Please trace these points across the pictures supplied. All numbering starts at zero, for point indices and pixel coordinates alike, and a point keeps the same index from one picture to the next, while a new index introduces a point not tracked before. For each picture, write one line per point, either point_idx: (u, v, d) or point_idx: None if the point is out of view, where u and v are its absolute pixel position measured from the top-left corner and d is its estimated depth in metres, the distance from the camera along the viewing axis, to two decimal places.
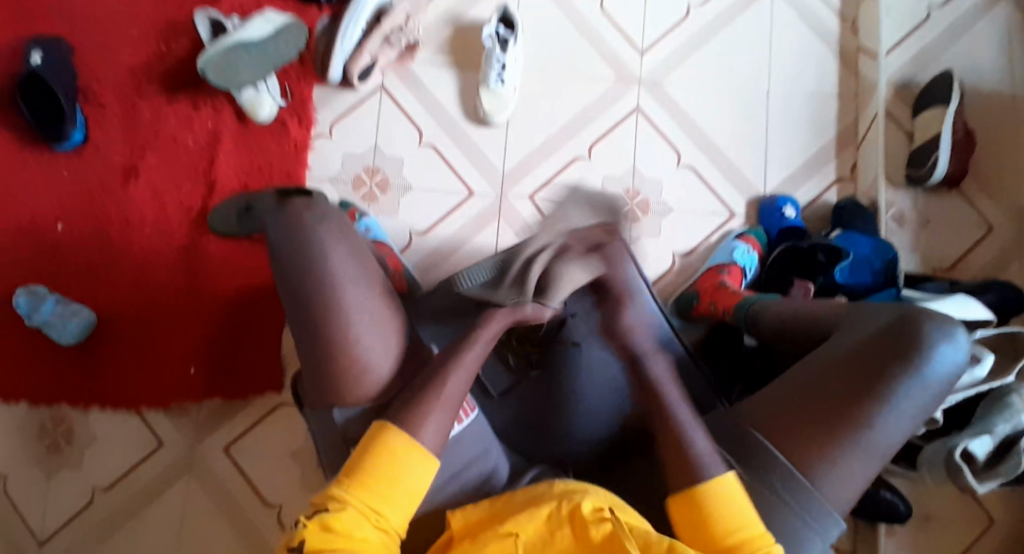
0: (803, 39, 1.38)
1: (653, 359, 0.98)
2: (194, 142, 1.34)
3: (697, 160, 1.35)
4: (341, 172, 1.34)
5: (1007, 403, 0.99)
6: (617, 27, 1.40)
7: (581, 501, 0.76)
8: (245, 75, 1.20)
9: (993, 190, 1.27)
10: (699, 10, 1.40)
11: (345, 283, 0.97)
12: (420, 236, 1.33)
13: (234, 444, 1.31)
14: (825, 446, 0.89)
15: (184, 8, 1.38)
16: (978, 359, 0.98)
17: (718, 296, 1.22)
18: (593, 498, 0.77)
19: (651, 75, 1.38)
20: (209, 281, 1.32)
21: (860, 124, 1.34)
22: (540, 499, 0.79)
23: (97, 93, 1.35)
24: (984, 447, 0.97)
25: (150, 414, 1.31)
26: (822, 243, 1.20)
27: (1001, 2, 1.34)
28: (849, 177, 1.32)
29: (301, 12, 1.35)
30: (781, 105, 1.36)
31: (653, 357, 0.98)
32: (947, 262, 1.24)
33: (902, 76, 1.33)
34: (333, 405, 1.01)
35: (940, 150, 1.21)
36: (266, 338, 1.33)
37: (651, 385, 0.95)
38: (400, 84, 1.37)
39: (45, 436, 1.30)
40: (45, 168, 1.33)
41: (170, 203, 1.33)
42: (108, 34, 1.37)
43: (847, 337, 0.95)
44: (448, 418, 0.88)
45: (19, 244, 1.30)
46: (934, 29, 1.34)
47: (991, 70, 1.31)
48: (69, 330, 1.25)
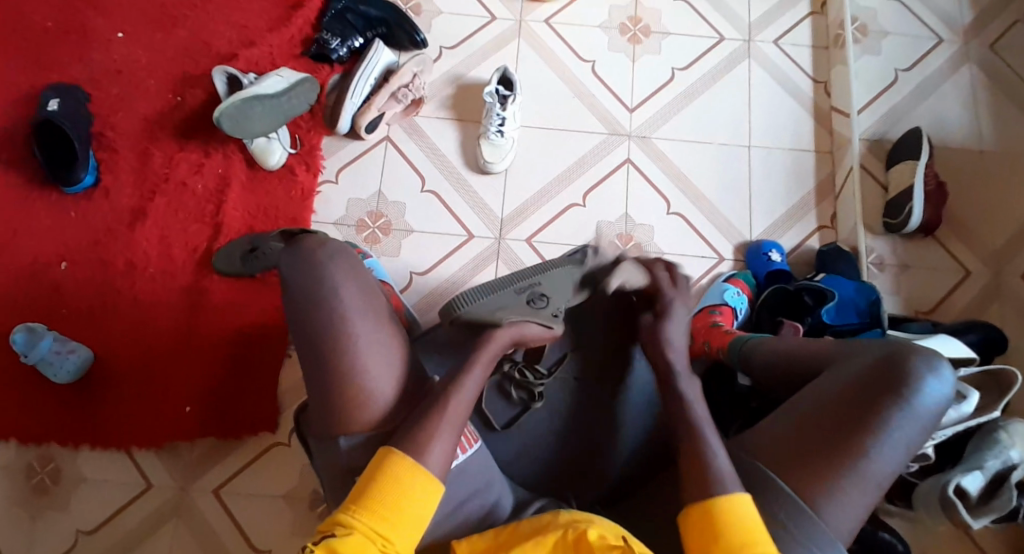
0: (779, 99, 1.46)
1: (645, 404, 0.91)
2: (203, 186, 1.39)
3: (686, 210, 1.40)
4: (346, 215, 1.39)
5: (995, 439, 1.15)
6: (607, 87, 1.46)
7: (587, 528, 0.80)
8: (256, 123, 1.31)
9: (966, 236, 1.37)
10: (683, 73, 1.47)
11: (353, 314, 0.97)
12: (421, 275, 1.35)
13: (221, 487, 1.29)
14: (825, 475, 0.88)
15: (200, 63, 1.45)
16: (965, 396, 1.09)
17: (712, 335, 1.24)
18: (599, 526, 0.82)
19: (640, 129, 1.44)
20: (210, 319, 1.34)
21: (836, 176, 1.42)
22: (546, 527, 0.83)
23: (110, 140, 1.41)
24: (976, 482, 1.12)
25: (140, 454, 1.30)
26: (809, 284, 1.27)
27: (965, 64, 1.46)
28: (829, 225, 1.40)
29: (314, 70, 1.44)
30: (761, 159, 1.43)
31: (676, 381, 0.95)
32: (929, 304, 1.34)
33: (874, 133, 1.42)
34: (338, 433, 0.96)
35: (913, 201, 1.32)
36: (265, 378, 1.33)
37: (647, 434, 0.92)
38: (406, 136, 1.43)
39: (32, 476, 1.29)
40: (55, 210, 1.38)
41: (176, 245, 1.36)
42: (124, 85, 1.44)
43: (835, 374, 0.96)
44: (452, 440, 0.89)
45: (23, 284, 1.34)
46: (903, 89, 1.45)
47: (958, 127, 1.42)
48: (65, 367, 1.27)
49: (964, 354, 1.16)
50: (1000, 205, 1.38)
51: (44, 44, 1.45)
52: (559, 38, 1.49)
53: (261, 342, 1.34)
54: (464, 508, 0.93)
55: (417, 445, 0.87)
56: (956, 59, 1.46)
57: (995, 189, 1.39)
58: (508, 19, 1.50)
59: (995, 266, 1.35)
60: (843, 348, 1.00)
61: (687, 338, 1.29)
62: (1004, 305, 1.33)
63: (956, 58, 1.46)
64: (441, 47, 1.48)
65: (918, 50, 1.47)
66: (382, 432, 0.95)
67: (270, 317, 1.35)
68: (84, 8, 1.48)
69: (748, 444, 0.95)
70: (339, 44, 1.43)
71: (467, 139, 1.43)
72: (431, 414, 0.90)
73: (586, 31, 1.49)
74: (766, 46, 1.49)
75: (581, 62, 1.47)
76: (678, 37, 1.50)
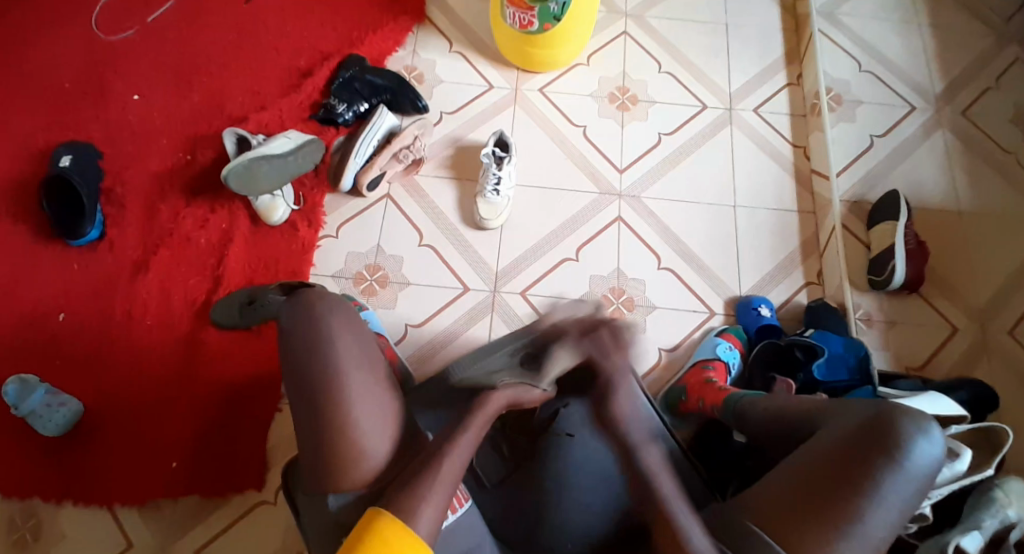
0: (761, 163, 1.53)
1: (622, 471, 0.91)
2: (206, 241, 1.42)
3: (676, 265, 1.44)
4: (344, 269, 1.42)
5: (991, 499, 1.10)
6: (599, 151, 1.53)
7: None
8: (262, 182, 1.35)
9: (949, 293, 1.40)
10: (670, 138, 1.55)
11: (349, 367, 0.97)
12: (416, 327, 1.37)
13: (202, 549, 1.24)
14: (820, 538, 0.87)
15: (211, 125, 1.52)
16: (956, 454, 1.05)
17: (706, 390, 1.23)
18: None
19: (630, 190, 1.50)
20: (203, 371, 1.33)
21: (820, 235, 1.47)
22: None
23: (117, 196, 1.45)
24: (976, 542, 1.05)
25: (123, 511, 1.25)
26: (799, 340, 1.28)
27: (938, 131, 1.54)
28: (816, 282, 1.44)
29: (320, 132, 1.51)
30: (746, 218, 1.48)
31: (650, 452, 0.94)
32: (918, 360, 1.35)
33: (854, 195, 1.48)
34: (327, 491, 0.95)
35: (895, 258, 1.35)
36: (251, 434, 1.30)
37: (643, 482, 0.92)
38: (406, 195, 1.48)
39: (12, 531, 1.24)
40: (58, 261, 1.40)
41: (175, 296, 1.38)
42: (136, 143, 1.50)
43: (827, 433, 0.95)
44: (443, 503, 0.89)
45: (21, 334, 1.34)
46: (879, 154, 1.52)
47: (934, 190, 1.48)
48: (54, 420, 1.25)
49: (954, 412, 1.12)
50: (980, 264, 1.42)
51: (63, 105, 1.53)
52: (553, 104, 1.57)
53: (254, 393, 1.33)
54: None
55: (406, 504, 0.88)
56: (928, 126, 1.55)
57: (974, 248, 1.43)
58: (504, 87, 1.59)
59: (980, 324, 1.38)
60: (834, 406, 0.99)
61: (681, 393, 1.28)
62: (993, 362, 1.34)
63: (928, 125, 1.55)
64: (442, 113, 1.55)
65: (892, 118, 1.56)
66: (372, 492, 0.95)
67: (264, 370, 1.34)
68: (104, 72, 1.56)
69: (744, 501, 0.94)
70: (346, 109, 1.50)
71: (464, 197, 1.48)
72: (423, 472, 0.91)
73: (579, 99, 1.58)
74: (747, 114, 1.58)
75: (574, 126, 1.55)
76: (664, 104, 1.58)
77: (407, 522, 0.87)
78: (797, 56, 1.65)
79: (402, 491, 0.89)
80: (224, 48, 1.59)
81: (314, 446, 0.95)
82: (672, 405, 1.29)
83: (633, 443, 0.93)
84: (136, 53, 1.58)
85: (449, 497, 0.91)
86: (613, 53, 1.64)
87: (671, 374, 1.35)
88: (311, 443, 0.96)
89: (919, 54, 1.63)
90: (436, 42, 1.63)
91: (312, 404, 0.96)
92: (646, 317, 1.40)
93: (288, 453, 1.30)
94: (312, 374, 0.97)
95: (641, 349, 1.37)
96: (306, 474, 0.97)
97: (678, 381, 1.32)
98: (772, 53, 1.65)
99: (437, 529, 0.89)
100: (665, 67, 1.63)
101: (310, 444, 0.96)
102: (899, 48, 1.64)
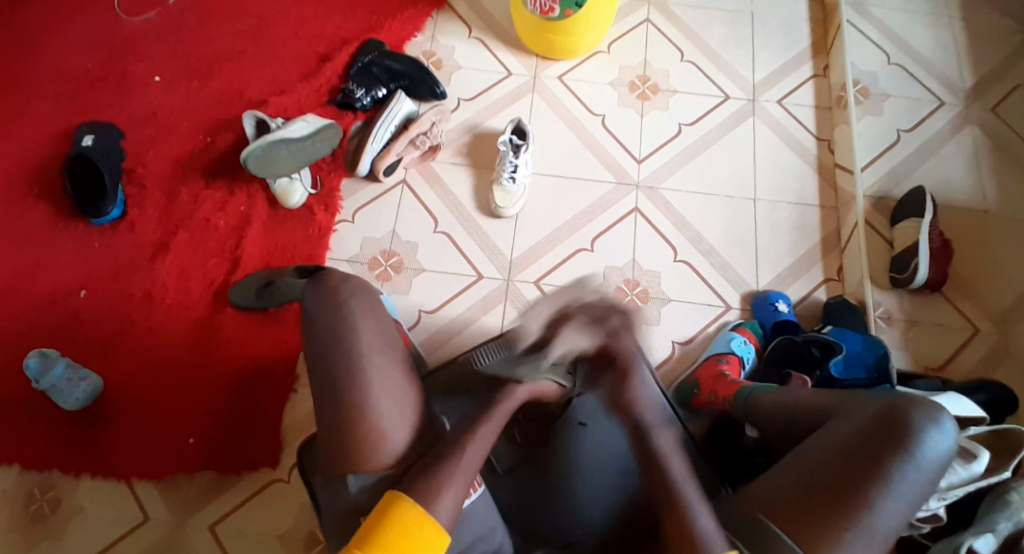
0: (783, 156, 1.51)
1: (659, 432, 0.95)
2: (226, 223, 1.44)
3: (693, 257, 1.42)
4: (359, 254, 1.42)
5: (1005, 502, 1.07)
6: (616, 140, 1.51)
7: None
8: (279, 166, 1.36)
9: (973, 294, 1.37)
10: (690, 128, 1.53)
11: (370, 351, 0.97)
12: (429, 314, 1.37)
13: (217, 524, 1.26)
14: (830, 530, 0.85)
15: (232, 108, 1.53)
16: (973, 455, 1.03)
17: (718, 385, 1.22)
18: None
19: (647, 180, 1.48)
20: (220, 352, 1.35)
21: (841, 231, 1.44)
22: None
23: (138, 177, 1.47)
24: (989, 544, 1.02)
25: (140, 486, 1.28)
26: (815, 337, 1.25)
27: (967, 126, 1.51)
28: (836, 278, 1.41)
29: (338, 117, 1.51)
30: (766, 212, 1.46)
31: (659, 430, 0.95)
32: (938, 360, 1.32)
33: (877, 191, 1.45)
34: (347, 471, 0.95)
35: (917, 257, 1.32)
36: (266, 414, 1.31)
37: (656, 460, 0.93)
38: (422, 181, 1.48)
39: (32, 502, 1.27)
40: (80, 240, 1.42)
41: (194, 277, 1.40)
42: (157, 126, 1.51)
43: (837, 424, 0.94)
44: (462, 490, 0.90)
45: (44, 310, 1.37)
46: (904, 149, 1.49)
47: (961, 187, 1.45)
48: (75, 395, 1.27)
49: (972, 413, 1.10)
50: (1005, 265, 1.39)
51: (87, 87, 1.55)
52: (572, 93, 1.56)
53: (271, 374, 1.34)
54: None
55: (426, 491, 0.88)
56: (957, 121, 1.51)
57: (1000, 249, 1.40)
58: (523, 74, 1.57)
59: (1004, 325, 1.35)
60: (847, 400, 0.98)
61: (693, 388, 1.27)
62: (1014, 364, 1.31)
63: (957, 120, 1.51)
64: (460, 99, 1.55)
65: (920, 113, 1.52)
66: (395, 473, 0.95)
67: (278, 353, 1.35)
68: (127, 55, 1.58)
69: (759, 496, 0.92)
70: (364, 94, 1.50)
71: (481, 185, 1.48)
72: (445, 458, 0.91)
73: (598, 88, 1.56)
74: (770, 105, 1.55)
75: (593, 115, 1.53)
76: (685, 94, 1.56)
77: (427, 509, 0.87)
78: (824, 47, 1.62)
79: (422, 477, 0.89)
80: (245, 32, 1.60)
81: (332, 430, 0.95)
82: (685, 400, 1.28)
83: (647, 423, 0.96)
84: (159, 36, 1.60)
85: (468, 486, 0.91)
86: (635, 41, 1.61)
87: (684, 368, 1.34)
88: (329, 427, 0.96)
89: (949, 47, 1.59)
90: (456, 28, 1.63)
91: (333, 387, 0.96)
92: (661, 309, 1.38)
93: (301, 433, 1.32)
94: (332, 357, 0.97)
95: (655, 343, 1.36)
96: (325, 455, 0.97)
97: (690, 376, 1.31)
98: (798, 44, 1.62)
99: (456, 515, 0.89)
100: (687, 57, 1.60)
101: (329, 427, 0.96)
102: (928, 40, 1.60)
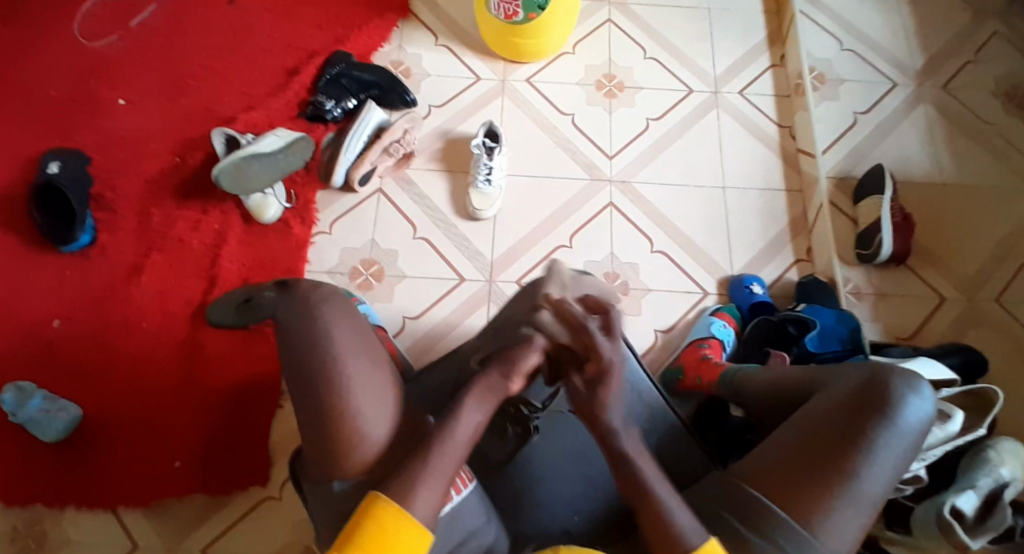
0: (747, 146, 1.55)
1: (626, 435, 0.94)
2: (201, 242, 1.42)
3: (668, 247, 1.45)
4: (339, 264, 1.42)
5: (983, 459, 1.12)
6: (587, 138, 1.54)
7: None
8: (252, 181, 1.35)
9: (937, 264, 1.42)
10: (657, 122, 1.56)
11: (346, 353, 0.97)
12: (414, 319, 1.38)
13: (210, 546, 1.24)
14: (820, 499, 0.88)
15: (200, 126, 1.52)
16: (948, 415, 1.06)
17: (703, 368, 1.24)
18: None
19: (619, 175, 1.51)
20: (203, 372, 1.33)
21: (808, 213, 1.49)
22: None
23: (107, 200, 1.45)
24: (971, 501, 1.07)
25: (127, 514, 1.25)
26: (791, 315, 1.29)
27: (920, 105, 1.57)
28: (806, 259, 1.46)
29: (309, 130, 1.52)
30: (736, 199, 1.50)
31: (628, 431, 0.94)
32: (909, 330, 1.37)
33: (841, 171, 1.50)
34: (333, 477, 0.95)
35: (883, 231, 1.37)
36: (252, 432, 1.30)
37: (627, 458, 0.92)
38: (397, 188, 1.49)
39: (16, 539, 1.23)
40: (51, 268, 1.40)
41: (172, 298, 1.38)
42: (124, 148, 1.50)
43: (822, 397, 0.96)
44: (440, 489, 0.88)
45: (17, 342, 1.34)
46: (863, 130, 1.54)
47: (919, 163, 1.51)
48: (54, 426, 1.24)
49: (945, 376, 1.13)
50: (964, 235, 1.45)
51: (50, 112, 1.52)
52: (540, 93, 1.58)
53: (254, 391, 1.33)
54: (464, 547, 0.94)
55: (415, 484, 0.87)
56: (910, 101, 1.57)
57: (959, 221, 1.46)
58: (491, 79, 1.59)
59: (968, 291, 1.40)
60: (825, 372, 1.01)
61: (678, 373, 1.29)
62: (980, 328, 1.37)
63: (910, 100, 1.57)
64: (430, 106, 1.56)
65: (875, 95, 1.58)
66: (368, 480, 0.95)
67: (262, 369, 1.34)
68: (89, 78, 1.56)
69: (747, 469, 0.94)
70: (334, 105, 1.51)
71: (456, 188, 1.49)
72: (429, 453, 0.90)
73: (565, 88, 1.59)
74: (733, 96, 1.60)
75: (563, 115, 1.56)
76: (650, 90, 1.60)
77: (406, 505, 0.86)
78: (780, 37, 1.67)
79: (411, 472, 0.88)
80: (210, 49, 1.59)
81: (316, 436, 0.94)
82: (670, 386, 1.30)
83: (614, 427, 0.94)
84: (121, 58, 1.58)
85: (447, 484, 0.90)
86: (598, 41, 1.65)
87: (668, 355, 1.37)
88: (312, 436, 0.95)
89: (898, 31, 1.65)
90: (420, 35, 1.64)
91: (313, 392, 0.95)
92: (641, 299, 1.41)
93: (289, 447, 1.31)
94: (307, 363, 0.96)
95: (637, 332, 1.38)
96: (313, 461, 0.97)
97: (674, 361, 1.34)
98: (755, 35, 1.67)
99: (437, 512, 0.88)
100: (649, 53, 1.64)
101: (312, 436, 0.95)
102: (878, 26, 1.66)
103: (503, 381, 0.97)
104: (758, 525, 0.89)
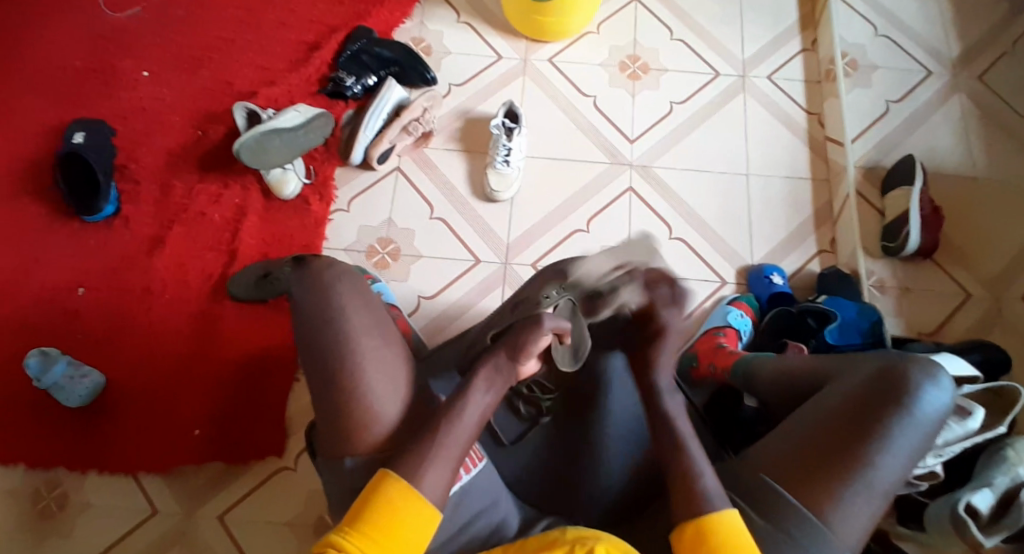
0: (774, 132, 1.51)
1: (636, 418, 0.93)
2: (221, 216, 1.44)
3: (688, 235, 1.43)
4: (356, 242, 1.43)
5: (1002, 457, 1.09)
6: (609, 121, 1.52)
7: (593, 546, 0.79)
8: (274, 156, 1.36)
9: (965, 259, 1.39)
10: (681, 107, 1.53)
11: (358, 333, 0.97)
12: (429, 299, 1.38)
13: (227, 513, 1.27)
14: (832, 488, 0.86)
15: (223, 101, 1.53)
16: (968, 411, 1.03)
17: (717, 356, 1.23)
18: (605, 543, 0.80)
19: (641, 159, 1.49)
20: (220, 344, 1.35)
21: (834, 203, 1.45)
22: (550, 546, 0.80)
23: (131, 172, 1.47)
24: (986, 500, 1.05)
25: (146, 479, 1.28)
26: (811, 306, 1.27)
27: (955, 94, 1.52)
28: (830, 250, 1.42)
29: (329, 106, 1.51)
30: (759, 187, 1.47)
31: (638, 414, 0.93)
32: (931, 325, 1.34)
33: (868, 161, 1.46)
34: (344, 454, 0.94)
35: (910, 224, 1.33)
36: (268, 404, 1.32)
37: None
38: (416, 167, 1.48)
39: (39, 501, 1.27)
40: (76, 237, 1.42)
41: (192, 271, 1.40)
42: (149, 121, 1.51)
43: (838, 386, 0.95)
44: (452, 465, 0.89)
45: (42, 310, 1.37)
46: (894, 120, 1.50)
47: (951, 154, 1.46)
48: (75, 395, 1.27)
49: (967, 372, 1.11)
50: (994, 230, 1.40)
51: (76, 83, 1.54)
52: (562, 74, 1.56)
53: (270, 364, 1.34)
54: (470, 527, 0.94)
55: (419, 464, 0.87)
56: (945, 90, 1.52)
57: (991, 215, 1.41)
58: (513, 58, 1.57)
59: (996, 288, 1.36)
60: (844, 362, 0.99)
61: (692, 360, 1.27)
62: (1006, 325, 1.33)
63: (945, 89, 1.52)
64: (450, 85, 1.55)
65: (908, 83, 1.53)
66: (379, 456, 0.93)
67: (278, 345, 1.35)
68: (115, 51, 1.57)
69: (759, 458, 0.93)
70: (354, 82, 1.51)
71: (475, 168, 1.48)
72: (436, 434, 0.90)
73: (588, 69, 1.57)
74: (760, 81, 1.56)
75: (584, 97, 1.54)
76: (675, 72, 1.57)
77: (416, 486, 0.86)
78: (812, 21, 1.62)
79: (415, 451, 0.88)
80: (233, 23, 1.59)
81: (326, 414, 0.95)
82: (683, 374, 1.28)
83: (661, 387, 0.95)
84: (146, 30, 1.59)
85: (456, 463, 0.89)
86: (623, 21, 1.62)
87: (681, 344, 1.35)
88: (323, 414, 0.96)
89: (935, 17, 1.59)
90: (444, 13, 1.62)
91: (324, 372, 0.95)
92: None
93: (304, 420, 1.32)
94: (319, 342, 0.97)
95: None
96: (320, 438, 0.97)
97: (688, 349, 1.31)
98: (786, 18, 1.62)
99: (447, 490, 0.88)
100: (676, 34, 1.60)
101: (324, 413, 0.96)
102: (915, 11, 1.60)
103: (512, 363, 0.98)
104: (768, 512, 0.87)
